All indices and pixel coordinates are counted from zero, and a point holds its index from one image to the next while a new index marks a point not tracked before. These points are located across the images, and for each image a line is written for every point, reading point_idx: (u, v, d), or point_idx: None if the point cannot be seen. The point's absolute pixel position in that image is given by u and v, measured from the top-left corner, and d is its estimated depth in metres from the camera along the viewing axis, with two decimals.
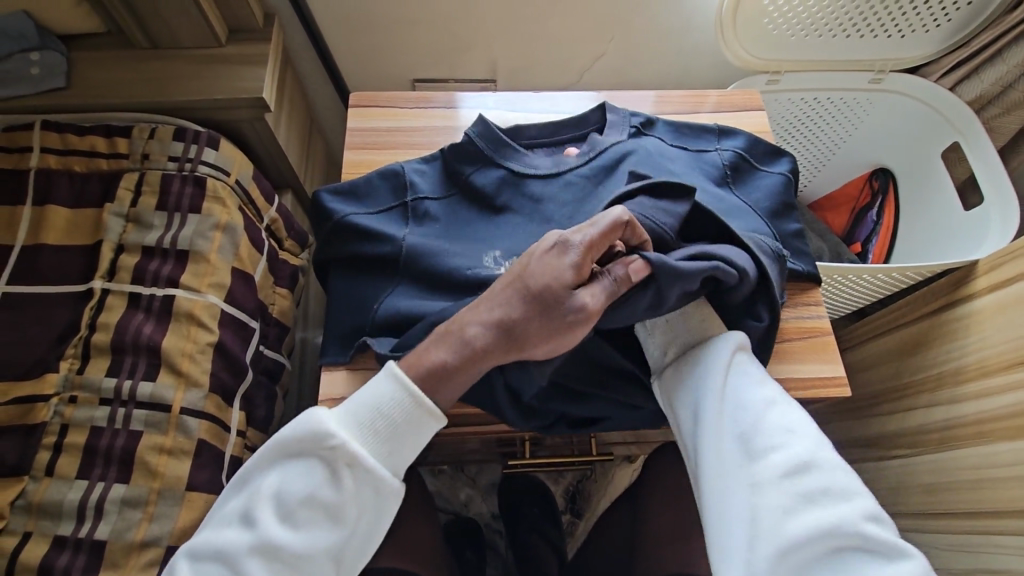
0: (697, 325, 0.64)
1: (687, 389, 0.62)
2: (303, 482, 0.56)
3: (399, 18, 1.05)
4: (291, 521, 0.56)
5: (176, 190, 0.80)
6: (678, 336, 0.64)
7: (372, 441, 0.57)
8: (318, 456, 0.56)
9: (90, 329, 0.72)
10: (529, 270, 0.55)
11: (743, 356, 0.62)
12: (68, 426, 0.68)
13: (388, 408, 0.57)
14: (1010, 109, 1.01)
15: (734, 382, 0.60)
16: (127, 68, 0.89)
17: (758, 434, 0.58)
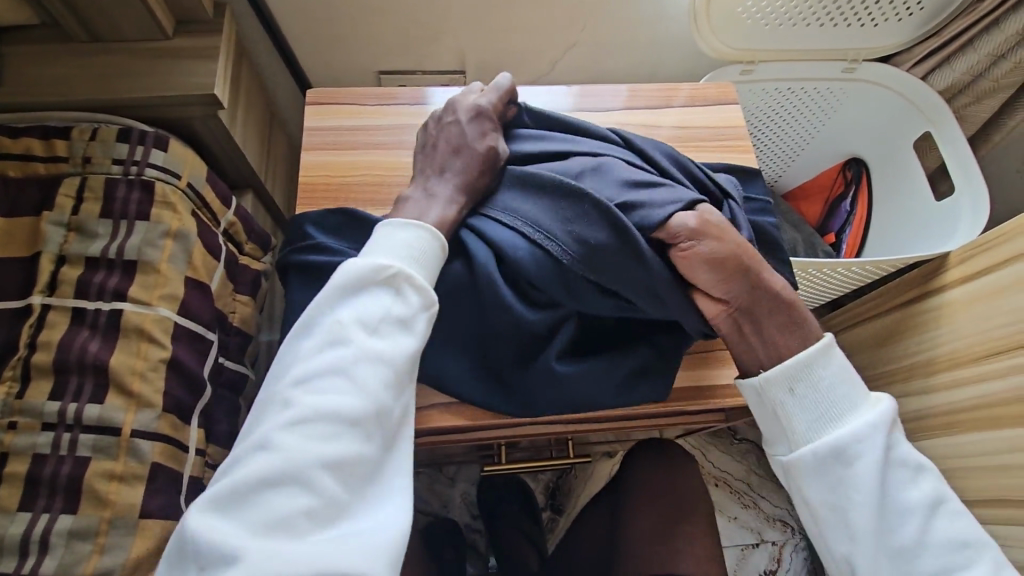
0: (826, 394, 0.55)
1: (841, 488, 0.53)
2: (373, 301, 0.52)
3: (360, 7, 1.00)
4: (377, 333, 0.51)
5: (121, 195, 0.75)
6: (803, 410, 0.56)
7: (418, 265, 0.56)
8: (383, 281, 0.53)
9: (29, 349, 0.68)
10: (465, 135, 0.65)
11: (903, 447, 0.55)
12: (8, 454, 0.64)
13: (418, 244, 0.56)
14: (982, 98, 1.02)
15: (895, 486, 0.54)
16: (66, 63, 0.82)
17: (924, 550, 0.52)
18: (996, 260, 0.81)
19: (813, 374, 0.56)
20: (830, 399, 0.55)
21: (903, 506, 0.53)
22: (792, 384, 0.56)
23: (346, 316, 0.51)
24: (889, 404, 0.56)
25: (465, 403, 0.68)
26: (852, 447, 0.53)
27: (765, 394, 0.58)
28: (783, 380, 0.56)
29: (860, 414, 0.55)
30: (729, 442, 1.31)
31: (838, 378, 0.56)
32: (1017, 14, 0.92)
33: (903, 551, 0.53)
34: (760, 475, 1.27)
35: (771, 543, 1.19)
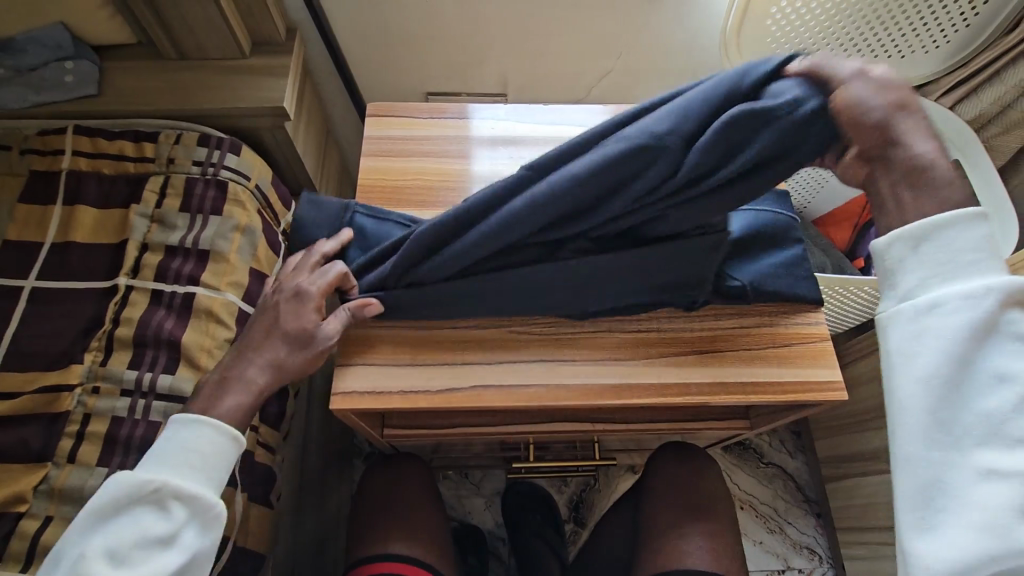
0: (956, 257, 0.52)
1: (928, 339, 0.52)
2: (128, 524, 0.55)
3: (414, 34, 1.08)
4: (122, 561, 0.54)
5: (199, 193, 0.83)
6: (923, 266, 0.53)
7: (190, 469, 0.58)
8: (142, 501, 0.56)
9: (114, 323, 0.76)
10: (260, 330, 0.67)
11: (1017, 317, 0.51)
12: (91, 415, 0.72)
13: (196, 444, 0.59)
14: (1009, 130, 1.03)
15: (988, 351, 0.51)
16: (155, 76, 0.92)
17: (1021, 417, 0.49)
18: None
19: (940, 234, 0.52)
20: (962, 265, 0.52)
21: (993, 369, 0.50)
22: (918, 240, 0.53)
23: (92, 548, 0.54)
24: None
25: (500, 386, 0.71)
26: (960, 298, 0.51)
27: (885, 251, 0.55)
28: (909, 236, 0.53)
29: (980, 273, 0.52)
30: (756, 465, 1.27)
31: (964, 236, 0.52)
32: None
33: (991, 418, 0.49)
34: (787, 500, 1.25)
35: (797, 570, 1.19)
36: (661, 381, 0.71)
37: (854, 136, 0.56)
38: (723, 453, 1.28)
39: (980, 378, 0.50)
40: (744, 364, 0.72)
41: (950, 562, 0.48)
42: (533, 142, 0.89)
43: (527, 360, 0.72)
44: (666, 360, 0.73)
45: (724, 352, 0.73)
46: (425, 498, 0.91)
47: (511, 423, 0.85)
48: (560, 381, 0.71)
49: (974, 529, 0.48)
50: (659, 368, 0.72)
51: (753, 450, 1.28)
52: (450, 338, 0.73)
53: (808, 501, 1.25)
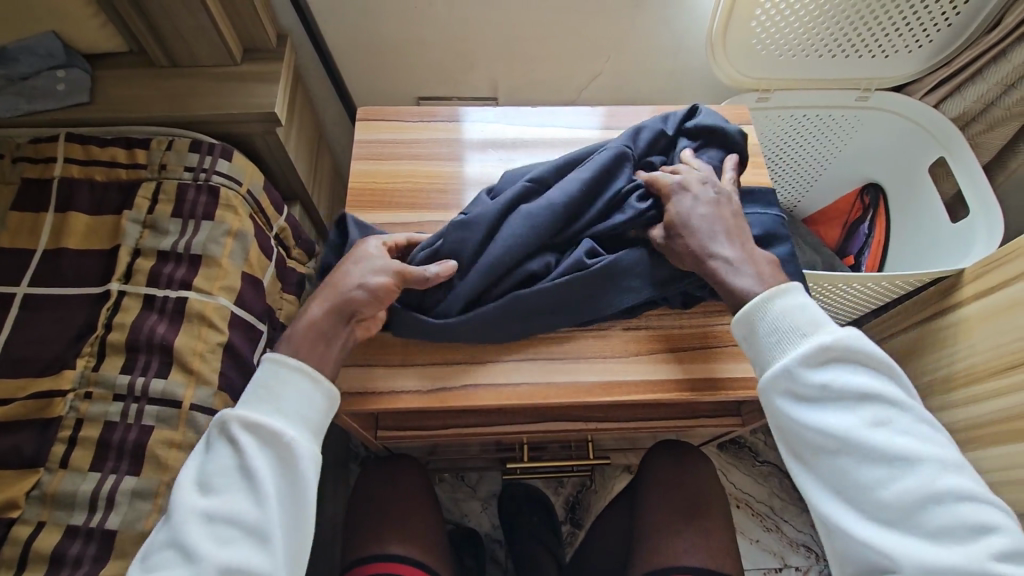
0: (778, 336, 0.59)
1: (785, 413, 0.57)
2: (215, 460, 0.58)
3: (403, 39, 1.09)
4: (210, 492, 0.56)
5: (191, 198, 0.84)
6: (762, 348, 0.60)
7: (261, 401, 0.60)
8: (220, 435, 0.59)
9: (106, 329, 0.76)
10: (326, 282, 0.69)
11: (845, 372, 0.56)
12: (83, 420, 0.72)
13: (263, 377, 0.61)
14: (994, 126, 1.04)
15: (831, 409, 0.56)
16: (146, 83, 0.93)
17: (876, 464, 0.53)
18: (1015, 271, 0.78)
19: (762, 318, 0.60)
20: (777, 347, 0.59)
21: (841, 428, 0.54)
22: (751, 328, 0.61)
23: (185, 479, 0.58)
24: (840, 338, 0.57)
25: (490, 384, 0.71)
26: (796, 373, 0.57)
27: (739, 336, 0.63)
28: (743, 327, 0.62)
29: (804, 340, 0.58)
30: (751, 463, 1.28)
31: (778, 315, 0.60)
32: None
33: (853, 473, 0.54)
34: (783, 498, 1.25)
35: (794, 568, 1.19)
36: (651, 378, 0.72)
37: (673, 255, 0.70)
38: (717, 452, 1.28)
39: (825, 441, 0.55)
40: (733, 360, 0.73)
41: None
42: (522, 144, 0.90)
43: (516, 359, 0.72)
44: (656, 356, 0.73)
45: (713, 348, 0.74)
46: (419, 501, 0.91)
47: (504, 423, 0.86)
48: (550, 379, 0.71)
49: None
50: (648, 365, 0.73)
51: (748, 449, 1.29)
52: (441, 337, 0.74)
53: (804, 499, 1.25)
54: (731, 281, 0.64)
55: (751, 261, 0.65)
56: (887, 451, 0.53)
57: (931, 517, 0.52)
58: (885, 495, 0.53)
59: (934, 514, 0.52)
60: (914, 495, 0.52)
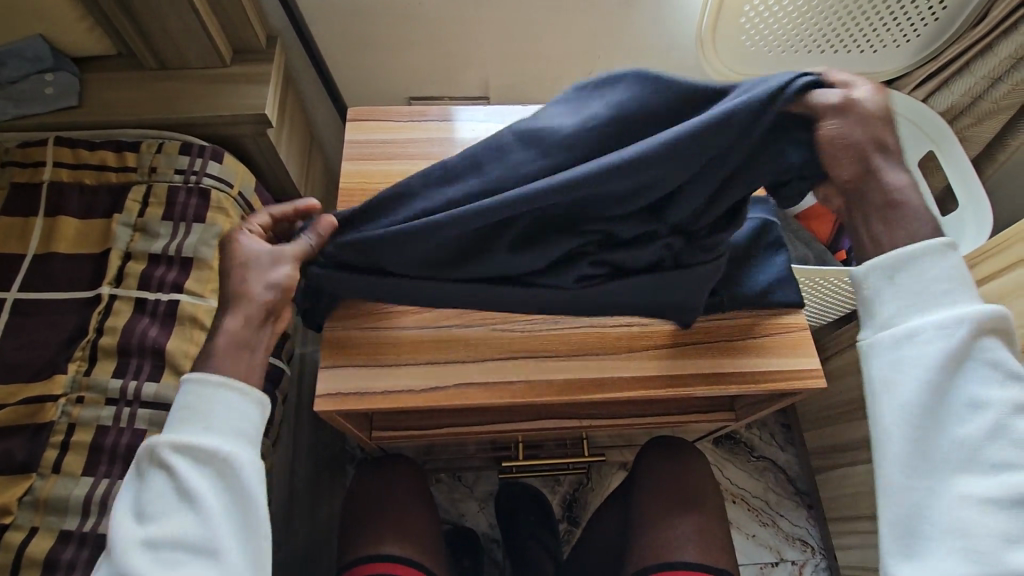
0: (930, 286, 0.54)
1: (912, 367, 0.54)
2: (151, 486, 0.54)
3: (394, 37, 1.09)
4: (150, 519, 0.53)
5: (182, 201, 0.84)
6: (901, 296, 0.55)
7: (189, 422, 0.55)
8: (154, 465, 0.55)
9: (97, 333, 0.76)
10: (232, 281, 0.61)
11: (992, 347, 0.54)
12: (75, 425, 0.72)
13: (186, 398, 0.56)
14: (981, 120, 1.05)
15: (967, 376, 0.53)
16: (136, 86, 0.93)
17: (998, 442, 0.52)
18: (1004, 263, 0.79)
19: (913, 264, 0.55)
20: (940, 301, 0.54)
21: (972, 395, 0.53)
22: (894, 270, 0.55)
23: (123, 513, 0.54)
24: (997, 312, 0.54)
25: (483, 382, 0.71)
26: (941, 327, 0.53)
27: (864, 281, 0.57)
28: (881, 268, 0.56)
29: (962, 303, 0.54)
30: (746, 459, 1.28)
31: (937, 270, 0.54)
32: (1010, 39, 0.94)
33: (969, 444, 0.52)
34: (778, 492, 1.26)
35: (790, 562, 1.20)
36: (643, 374, 0.72)
37: (833, 166, 0.58)
38: (713, 448, 1.29)
39: (955, 406, 0.54)
40: (725, 354, 0.73)
41: None
42: None
43: (508, 357, 0.72)
44: (648, 352, 0.73)
45: (701, 342, 0.74)
46: (415, 500, 0.91)
47: (499, 421, 0.86)
48: (542, 376, 0.72)
49: (955, 549, 0.51)
50: (640, 360, 0.73)
51: (743, 444, 1.29)
52: (432, 338, 0.73)
53: (799, 493, 1.26)
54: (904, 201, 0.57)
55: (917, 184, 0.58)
56: (1012, 432, 0.52)
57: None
58: (1009, 475, 0.51)
59: None
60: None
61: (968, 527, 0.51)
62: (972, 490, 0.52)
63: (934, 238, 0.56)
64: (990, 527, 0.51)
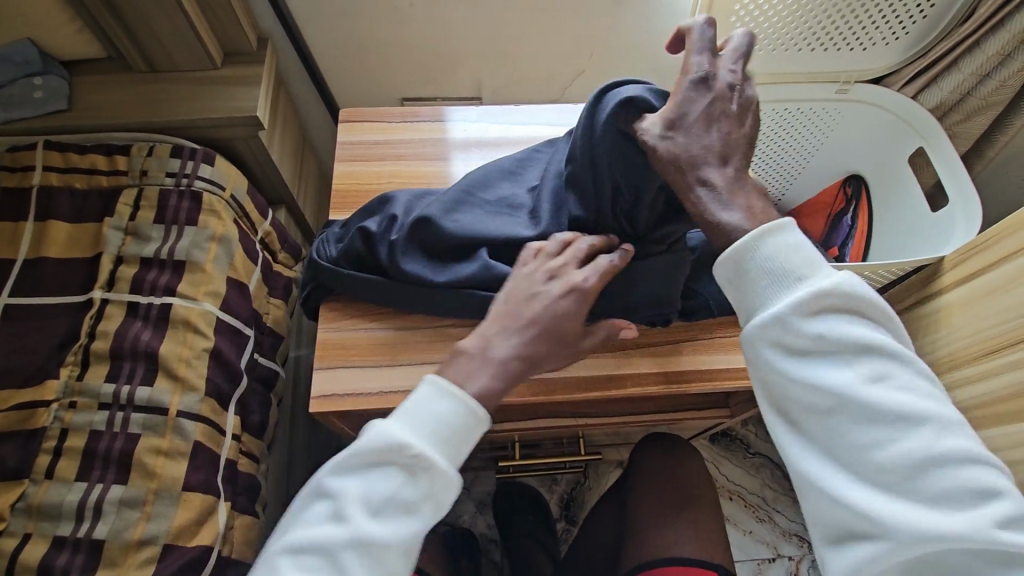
0: (767, 284, 0.52)
1: (771, 362, 0.52)
2: (382, 481, 0.55)
3: (386, 39, 1.09)
4: (379, 514, 0.55)
5: (173, 204, 0.83)
6: (750, 294, 0.53)
7: (440, 441, 0.56)
8: (396, 464, 0.55)
9: (89, 337, 0.76)
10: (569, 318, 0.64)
11: (839, 322, 0.50)
12: (68, 430, 0.72)
13: (450, 418, 0.56)
14: (970, 116, 1.07)
15: (824, 358, 0.50)
16: (126, 89, 0.92)
17: (869, 421, 0.49)
18: (993, 258, 0.79)
19: (749, 261, 0.52)
20: (772, 296, 0.52)
21: (830, 378, 0.50)
22: (736, 271, 0.53)
23: (351, 493, 0.55)
24: (834, 283, 0.50)
25: None
26: (789, 316, 0.50)
27: (722, 277, 0.55)
28: (727, 267, 0.53)
29: (804, 283, 0.51)
30: (742, 455, 1.29)
31: (781, 258, 0.51)
32: (996, 37, 0.96)
33: (840, 428, 0.50)
34: (775, 489, 1.26)
35: (787, 558, 1.20)
36: (636, 372, 0.72)
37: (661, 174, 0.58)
38: (709, 445, 1.29)
39: (820, 396, 0.50)
40: (718, 352, 0.74)
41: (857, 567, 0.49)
42: (506, 142, 0.91)
43: None
44: (641, 350, 0.74)
45: (690, 340, 0.74)
46: None
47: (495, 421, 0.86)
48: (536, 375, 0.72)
49: (862, 534, 0.49)
50: (634, 359, 0.73)
51: (740, 441, 1.30)
52: (426, 339, 0.73)
53: (795, 489, 1.26)
54: (713, 215, 0.54)
55: (735, 188, 0.55)
56: (876, 408, 0.49)
57: (933, 480, 0.48)
58: (882, 455, 0.48)
59: (928, 477, 0.48)
60: (912, 455, 0.48)
61: (870, 515, 0.48)
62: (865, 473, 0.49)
63: (767, 223, 0.53)
64: (890, 507, 0.48)
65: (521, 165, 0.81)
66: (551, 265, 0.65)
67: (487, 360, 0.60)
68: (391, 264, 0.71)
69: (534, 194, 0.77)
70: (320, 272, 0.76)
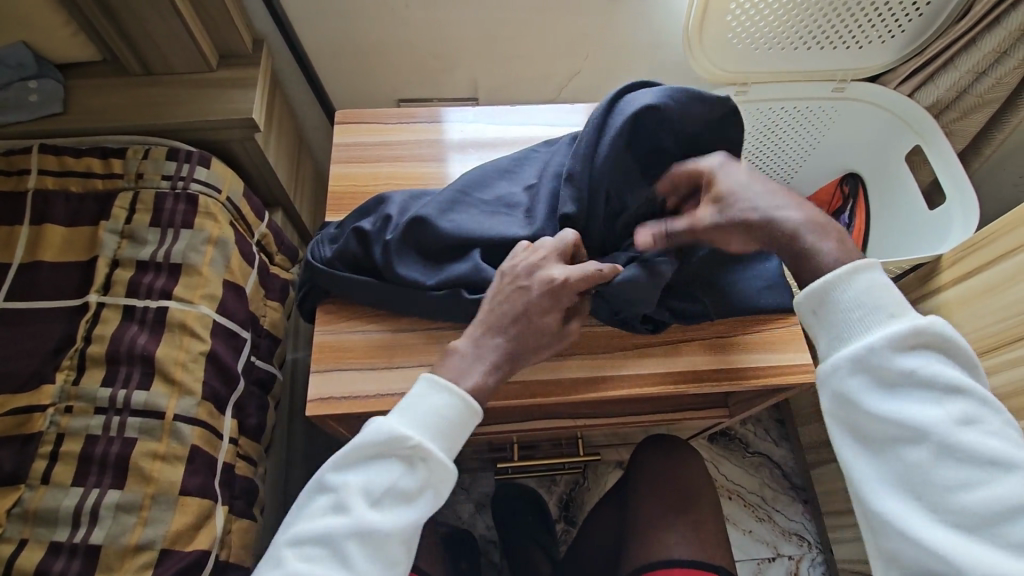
0: (850, 319, 0.55)
1: (854, 394, 0.53)
2: (382, 473, 0.57)
3: (382, 40, 1.09)
4: (380, 505, 0.56)
5: (169, 207, 0.83)
6: (833, 329, 0.56)
7: (437, 433, 0.58)
8: (396, 456, 0.57)
9: (85, 341, 0.75)
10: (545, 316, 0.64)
11: (925, 360, 0.52)
12: (64, 435, 0.71)
13: (445, 410, 0.58)
14: (967, 114, 1.06)
15: (908, 395, 0.52)
16: (121, 92, 0.92)
17: (951, 462, 0.50)
18: (993, 255, 0.79)
19: (833, 297, 0.55)
20: (856, 326, 0.54)
21: (915, 415, 0.51)
22: (817, 306, 0.56)
23: (354, 484, 0.56)
24: (922, 323, 0.53)
25: None
26: (875, 351, 0.53)
27: (803, 312, 0.57)
28: (810, 300, 0.56)
29: (889, 322, 0.53)
30: (741, 455, 1.29)
31: (867, 296, 0.54)
32: (993, 34, 0.95)
33: (922, 466, 0.51)
34: (775, 488, 1.26)
35: (787, 557, 1.20)
36: (633, 373, 0.72)
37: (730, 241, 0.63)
38: (708, 445, 1.29)
39: (902, 431, 0.51)
40: (716, 351, 0.74)
41: None
42: (501, 142, 0.90)
43: None
44: (640, 351, 0.74)
45: (687, 340, 0.74)
46: None
47: (493, 422, 0.86)
48: (535, 376, 0.72)
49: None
50: (633, 359, 0.73)
51: (739, 440, 1.30)
52: (423, 340, 0.73)
53: (794, 488, 1.26)
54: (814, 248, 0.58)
55: (820, 229, 0.59)
56: (960, 449, 0.50)
57: (1015, 530, 0.48)
58: (966, 497, 0.49)
59: (1007, 523, 0.48)
60: (993, 499, 0.49)
61: (950, 558, 0.48)
62: (943, 513, 0.50)
63: (852, 262, 0.56)
64: (969, 551, 0.48)
65: (518, 164, 0.80)
66: (532, 258, 0.65)
67: (479, 356, 0.62)
68: (385, 266, 0.71)
69: (530, 193, 0.76)
70: (315, 273, 0.75)
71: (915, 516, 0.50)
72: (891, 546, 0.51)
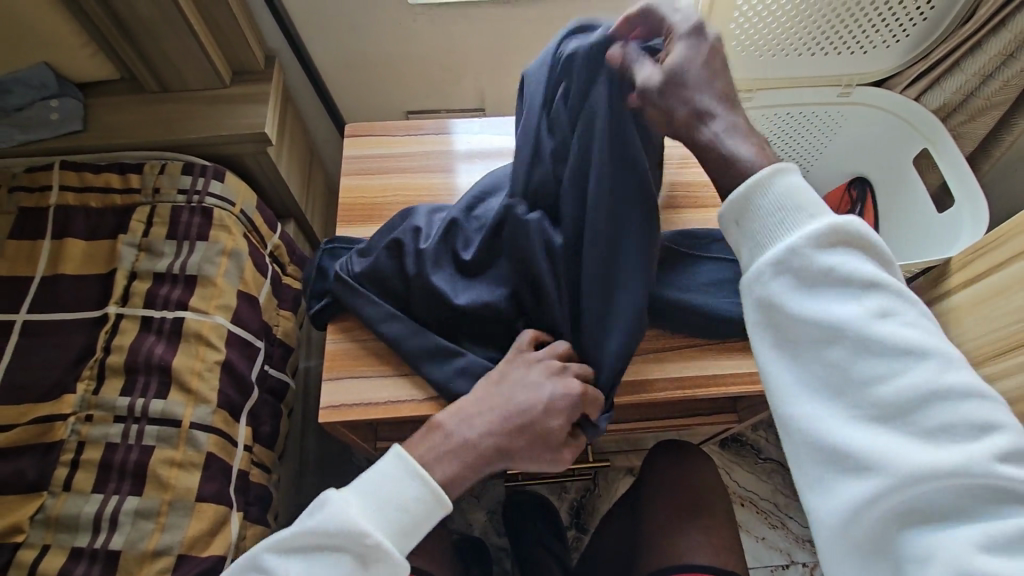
0: (775, 223, 0.47)
1: (772, 300, 0.46)
2: (324, 565, 0.52)
3: (390, 54, 1.11)
4: None
5: (184, 220, 0.85)
6: (755, 237, 0.48)
7: (395, 523, 0.54)
8: (344, 547, 0.52)
9: (105, 352, 0.78)
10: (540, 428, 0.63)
11: (843, 253, 0.45)
12: (85, 443, 0.73)
13: (411, 502, 0.55)
14: (975, 116, 1.06)
15: (824, 290, 0.45)
16: (139, 109, 0.95)
17: (869, 357, 0.44)
18: (1009, 253, 0.77)
19: (754, 203, 0.48)
20: (774, 227, 0.47)
21: (832, 311, 0.44)
22: (739, 216, 0.49)
23: None
24: (839, 217, 0.46)
25: None
26: (791, 251, 0.46)
27: (730, 226, 0.50)
28: (729, 211, 0.49)
29: (807, 219, 0.46)
30: (753, 461, 1.28)
31: (787, 197, 0.47)
32: (998, 37, 0.95)
33: (838, 364, 0.44)
34: (787, 494, 1.25)
35: (801, 564, 1.19)
36: (642, 380, 0.73)
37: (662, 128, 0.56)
38: (720, 450, 1.29)
39: (816, 330, 0.45)
40: (723, 357, 0.74)
41: (846, 513, 0.43)
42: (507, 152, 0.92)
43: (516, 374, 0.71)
44: (649, 357, 0.74)
45: (695, 345, 0.75)
46: None
47: None
48: None
49: (850, 477, 0.43)
50: (641, 366, 0.73)
51: (751, 445, 1.29)
52: None
53: None
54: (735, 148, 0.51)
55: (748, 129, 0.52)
56: (878, 343, 0.43)
57: (931, 418, 0.42)
58: (883, 391, 0.43)
59: (925, 414, 0.42)
60: (910, 393, 0.42)
61: (863, 456, 0.42)
62: (859, 413, 0.44)
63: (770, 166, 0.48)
64: (884, 446, 0.42)
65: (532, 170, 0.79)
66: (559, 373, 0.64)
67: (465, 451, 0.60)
68: (418, 278, 0.71)
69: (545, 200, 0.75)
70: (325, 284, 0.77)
71: (830, 418, 0.44)
72: (805, 452, 0.45)
